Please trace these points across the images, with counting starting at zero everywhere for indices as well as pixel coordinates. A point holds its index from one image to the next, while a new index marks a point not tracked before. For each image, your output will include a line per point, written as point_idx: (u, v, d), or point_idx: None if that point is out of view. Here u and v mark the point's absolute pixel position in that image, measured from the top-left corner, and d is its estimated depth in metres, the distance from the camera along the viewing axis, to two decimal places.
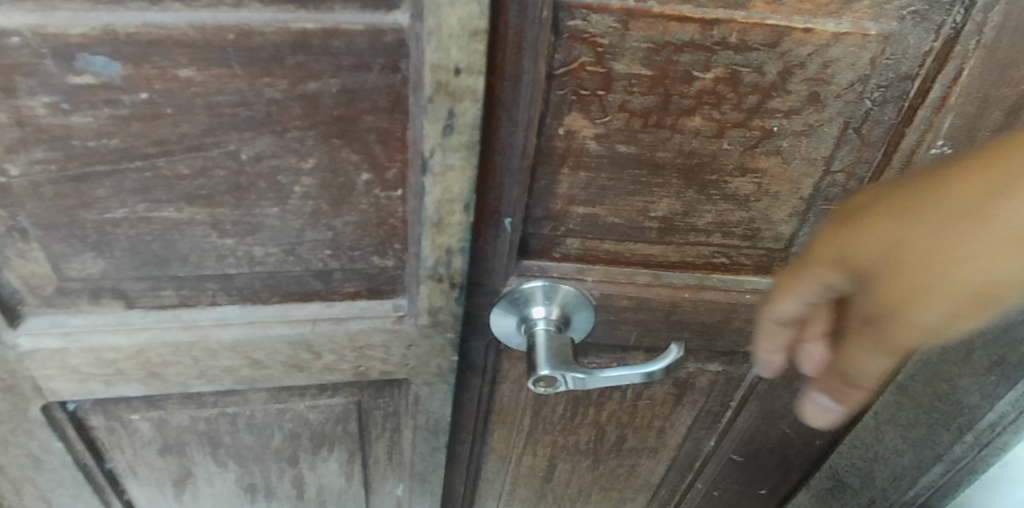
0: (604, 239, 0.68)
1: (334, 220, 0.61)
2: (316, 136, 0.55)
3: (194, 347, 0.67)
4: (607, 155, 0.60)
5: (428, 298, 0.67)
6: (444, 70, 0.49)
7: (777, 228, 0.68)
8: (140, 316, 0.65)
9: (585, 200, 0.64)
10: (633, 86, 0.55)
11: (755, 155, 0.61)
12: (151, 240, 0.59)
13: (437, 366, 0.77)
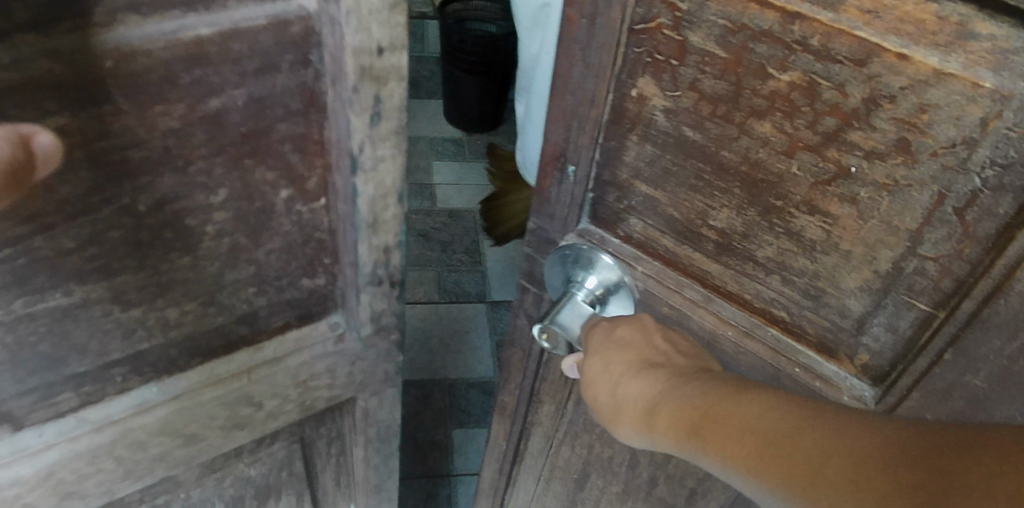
0: (664, 236, 0.42)
1: (256, 252, 0.45)
2: (226, 160, 0.39)
3: (115, 447, 0.47)
4: (675, 135, 0.37)
5: (371, 307, 0.53)
6: (367, 54, 0.38)
7: (846, 299, 0.36)
8: (37, 434, 0.43)
9: (649, 180, 0.40)
10: (709, 69, 0.33)
11: (826, 193, 0.33)
12: (38, 341, 0.39)
13: (384, 374, 0.62)
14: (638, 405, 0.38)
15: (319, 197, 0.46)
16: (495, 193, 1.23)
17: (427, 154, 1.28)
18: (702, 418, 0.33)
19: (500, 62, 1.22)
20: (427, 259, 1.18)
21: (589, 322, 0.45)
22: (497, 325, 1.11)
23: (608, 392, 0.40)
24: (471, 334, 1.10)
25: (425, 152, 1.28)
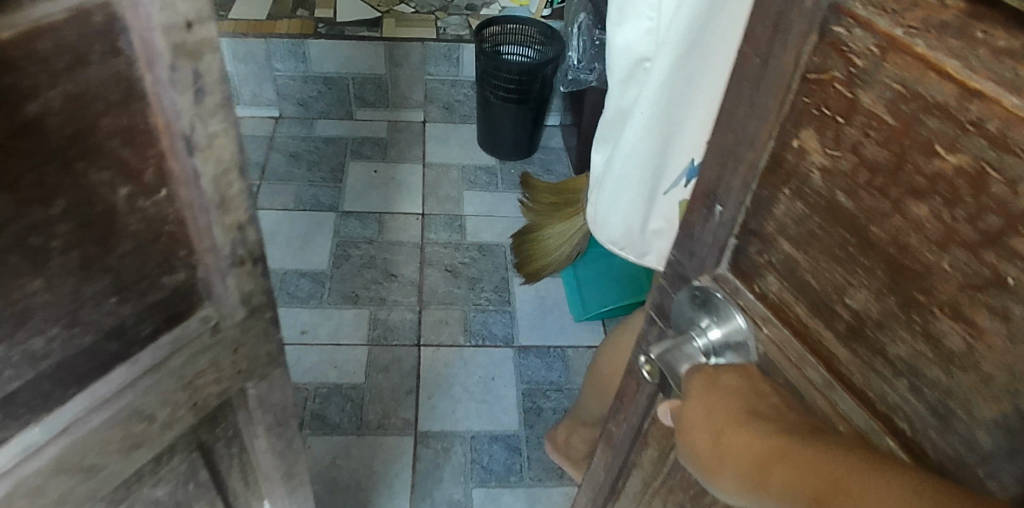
0: (794, 302, 0.26)
1: (111, 260, 0.27)
2: (59, 169, 0.23)
3: (13, 496, 0.28)
4: (802, 190, 0.24)
5: (236, 290, 0.33)
6: (178, 31, 0.24)
7: (975, 432, 0.19)
8: None
9: (794, 234, 0.25)
10: (873, 134, 0.20)
11: (977, 303, 0.18)
12: None
13: (268, 355, 0.39)
14: (741, 457, 0.24)
15: (164, 188, 0.27)
16: (527, 221, 1.12)
17: (459, 184, 1.17)
18: (830, 483, 0.20)
19: (535, 89, 1.14)
20: (452, 295, 0.99)
21: (690, 367, 0.29)
22: (526, 374, 0.90)
23: (708, 437, 0.26)
24: (497, 382, 0.89)
25: (457, 180, 1.18)
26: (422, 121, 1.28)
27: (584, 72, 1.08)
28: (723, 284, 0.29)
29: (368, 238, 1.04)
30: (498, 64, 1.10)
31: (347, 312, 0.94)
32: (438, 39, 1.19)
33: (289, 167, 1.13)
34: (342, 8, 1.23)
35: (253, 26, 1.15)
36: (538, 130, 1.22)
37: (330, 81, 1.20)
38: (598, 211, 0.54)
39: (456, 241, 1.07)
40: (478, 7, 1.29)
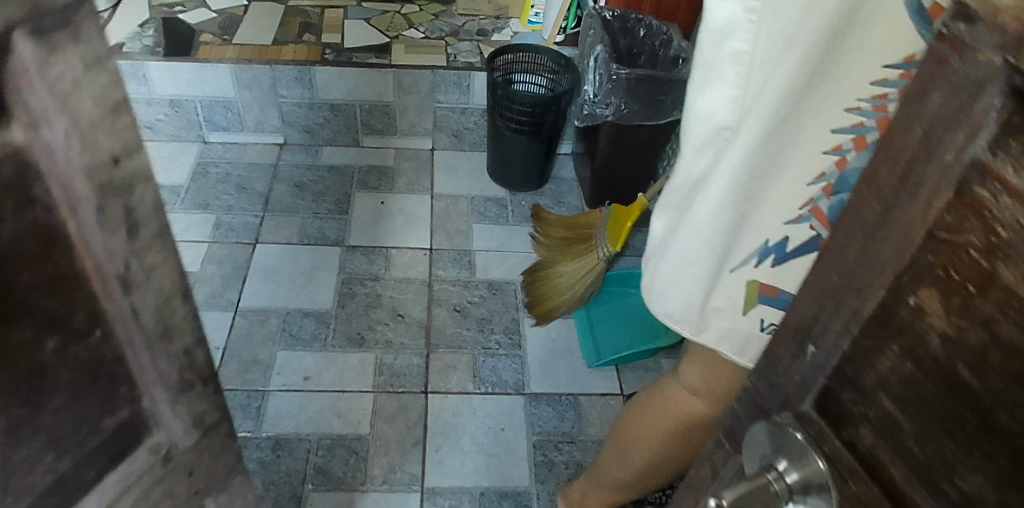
0: (891, 468, 0.22)
1: (45, 418, 0.26)
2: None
3: None
4: (914, 349, 0.20)
5: (184, 411, 0.34)
6: (106, 167, 0.23)
7: None
8: None
9: (902, 395, 0.21)
10: (1010, 315, 0.17)
11: None
12: None
13: (226, 465, 0.41)
14: None
15: (98, 330, 0.27)
16: (538, 258, 1.09)
17: (468, 216, 1.14)
18: None
19: (548, 122, 1.11)
20: (461, 338, 0.95)
21: None
22: (537, 425, 0.87)
23: None
24: (507, 433, 0.85)
25: (465, 212, 1.15)
26: (430, 149, 1.25)
27: (601, 106, 1.06)
28: (808, 425, 0.25)
29: (374, 275, 1.01)
30: (512, 96, 1.07)
31: (352, 355, 0.90)
32: (448, 67, 1.16)
33: (293, 197, 1.10)
34: (349, 34, 1.20)
35: (258, 52, 1.12)
36: (550, 162, 1.19)
37: (337, 107, 1.17)
38: (653, 281, 0.50)
39: (465, 278, 1.04)
40: (489, 32, 1.27)
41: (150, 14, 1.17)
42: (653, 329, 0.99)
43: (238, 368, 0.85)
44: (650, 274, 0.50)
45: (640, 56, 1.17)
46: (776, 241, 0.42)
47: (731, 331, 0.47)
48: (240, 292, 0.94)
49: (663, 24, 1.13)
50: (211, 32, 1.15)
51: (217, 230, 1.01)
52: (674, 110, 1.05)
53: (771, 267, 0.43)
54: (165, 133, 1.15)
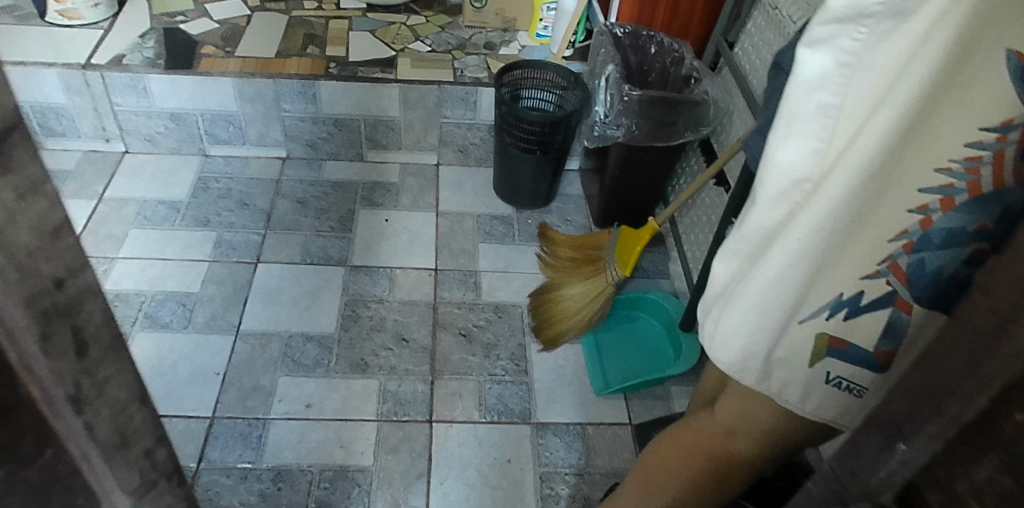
0: None
1: None
2: None
3: None
4: (1017, 464, 0.16)
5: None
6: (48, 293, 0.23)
7: None
8: None
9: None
10: None
11: None
12: None
13: None
14: None
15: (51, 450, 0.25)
16: (545, 279, 1.07)
17: (473, 235, 1.12)
18: None
19: (557, 141, 1.09)
20: (466, 365, 0.94)
21: None
22: (544, 456, 0.85)
23: None
24: (514, 465, 0.83)
25: (471, 231, 1.13)
26: (435, 165, 1.23)
27: (612, 127, 1.05)
28: None
29: (378, 297, 0.99)
30: (521, 115, 1.05)
31: (355, 382, 0.88)
32: (455, 83, 1.14)
33: (296, 214, 1.07)
34: (354, 46, 1.18)
35: (261, 65, 1.09)
36: (557, 180, 1.17)
37: (341, 122, 1.14)
38: (711, 330, 0.46)
39: (470, 301, 1.02)
40: (497, 46, 1.26)
41: (151, 24, 1.14)
42: (662, 360, 0.98)
43: (238, 394, 0.83)
44: (710, 320, 0.46)
45: (651, 73, 1.16)
46: (849, 294, 0.38)
47: (794, 388, 0.42)
48: (241, 315, 0.91)
49: (675, 42, 1.11)
50: (213, 43, 1.13)
51: (217, 248, 0.98)
52: (685, 131, 1.05)
53: (842, 322, 0.39)
54: (166, 146, 1.12)
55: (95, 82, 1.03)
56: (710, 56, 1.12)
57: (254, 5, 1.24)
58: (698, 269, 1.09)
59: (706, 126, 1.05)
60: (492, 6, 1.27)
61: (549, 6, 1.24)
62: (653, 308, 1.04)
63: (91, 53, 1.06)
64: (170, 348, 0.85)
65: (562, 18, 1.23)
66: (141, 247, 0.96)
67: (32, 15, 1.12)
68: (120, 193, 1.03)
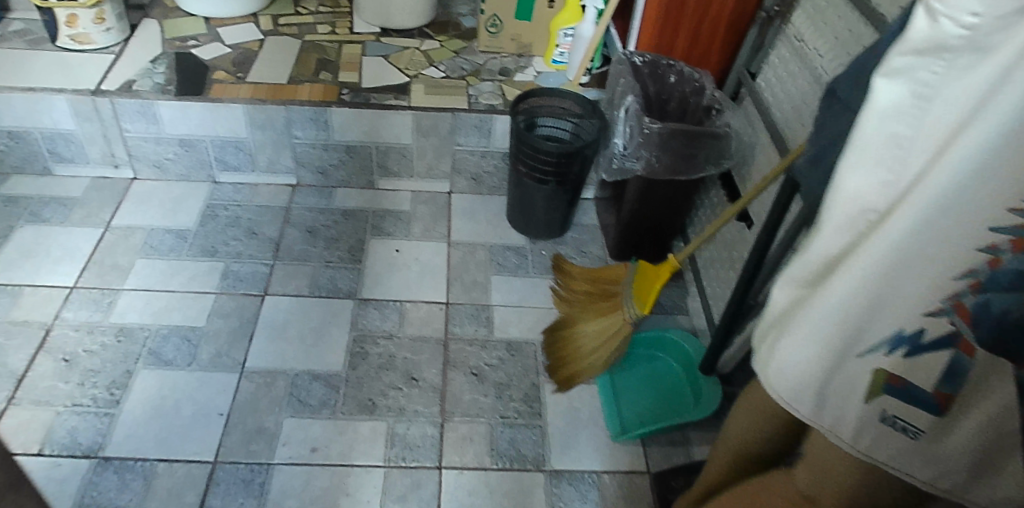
0: None
1: None
2: None
3: None
4: None
5: None
6: None
7: None
8: None
9: None
10: None
11: None
12: None
13: None
14: None
15: None
16: (559, 313, 1.04)
17: (486, 267, 1.09)
18: None
19: (574, 172, 1.06)
20: (478, 405, 0.90)
21: None
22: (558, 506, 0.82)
23: None
24: None
25: (484, 262, 1.10)
26: (448, 193, 1.20)
27: (631, 160, 1.03)
28: None
29: (387, 332, 0.96)
30: (536, 146, 1.02)
31: (362, 424, 0.85)
32: (469, 110, 1.12)
33: (305, 244, 1.05)
34: (367, 72, 1.16)
35: (272, 91, 1.07)
36: (572, 210, 1.14)
37: (353, 149, 1.12)
38: (768, 355, 0.46)
39: (482, 337, 0.99)
40: (512, 72, 1.23)
41: (163, 48, 1.13)
42: (680, 404, 0.95)
43: (241, 436, 0.79)
44: (766, 347, 0.47)
45: (670, 101, 1.12)
46: (910, 328, 0.38)
47: (847, 424, 0.42)
48: (246, 352, 0.88)
49: (696, 71, 1.08)
50: (224, 68, 1.11)
51: (224, 280, 0.96)
52: (706, 165, 1.02)
53: (902, 358, 0.38)
54: (175, 173, 1.10)
55: (105, 108, 1.02)
56: (731, 87, 1.11)
57: (266, 29, 1.22)
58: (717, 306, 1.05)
59: (727, 159, 1.01)
60: (508, 31, 1.25)
61: (566, 31, 1.21)
62: (672, 349, 1.02)
63: (101, 79, 1.04)
64: (173, 386, 0.82)
65: (579, 45, 1.19)
66: (147, 278, 0.93)
67: (44, 39, 1.11)
68: (127, 221, 1.01)
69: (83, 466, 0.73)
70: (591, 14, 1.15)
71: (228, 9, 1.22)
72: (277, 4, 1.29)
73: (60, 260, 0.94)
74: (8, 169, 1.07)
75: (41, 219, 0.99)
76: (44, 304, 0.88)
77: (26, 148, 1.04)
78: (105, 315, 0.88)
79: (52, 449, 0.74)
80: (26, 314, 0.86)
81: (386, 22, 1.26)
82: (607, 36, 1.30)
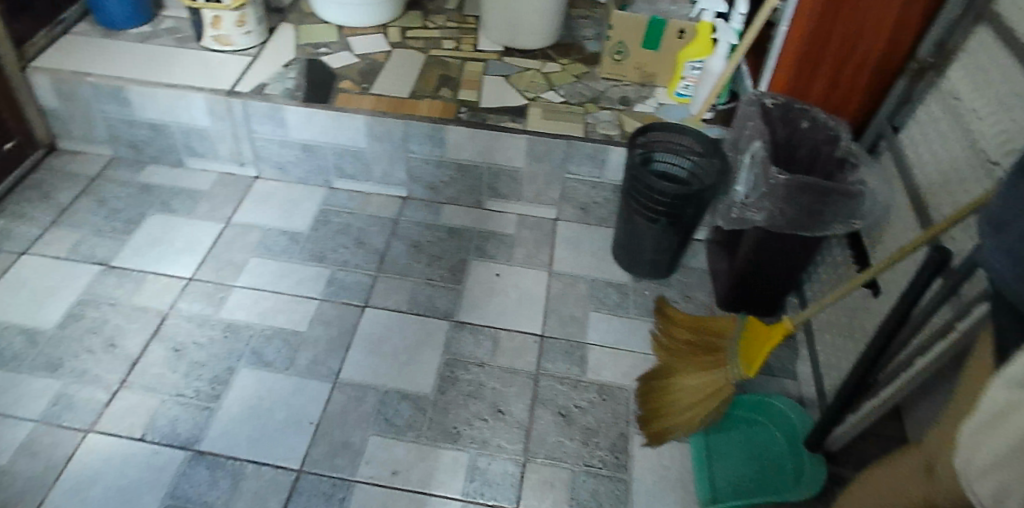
0: None
1: None
2: None
3: None
4: None
5: None
6: None
7: None
8: None
9: None
10: None
11: None
12: None
13: None
14: None
15: None
16: (656, 361, 0.98)
17: (585, 301, 1.06)
18: None
19: (688, 214, 1.00)
20: (562, 449, 0.87)
21: None
22: None
23: None
24: None
25: (584, 297, 1.06)
26: (554, 220, 1.17)
27: (751, 211, 0.95)
28: None
29: (479, 360, 0.94)
30: (651, 184, 0.97)
31: (444, 452, 0.83)
32: (585, 139, 1.09)
33: (408, 258, 1.05)
34: (486, 91, 1.16)
35: (393, 105, 1.09)
36: (681, 252, 1.08)
37: (465, 168, 1.12)
38: (973, 461, 0.40)
39: (574, 376, 0.95)
40: (632, 102, 1.19)
41: (296, 54, 1.18)
42: (778, 477, 0.87)
43: (327, 449, 0.80)
44: (975, 452, 0.40)
45: (800, 148, 1.03)
46: None
47: None
48: (341, 363, 0.89)
49: (833, 119, 0.98)
50: (350, 78, 1.14)
51: (328, 287, 0.98)
52: (832, 222, 0.92)
53: None
54: (294, 175, 1.14)
55: (238, 109, 1.07)
56: (868, 138, 1.04)
57: (394, 41, 1.25)
58: (831, 377, 0.97)
59: (859, 219, 0.92)
60: (633, 60, 1.21)
61: (694, 64, 1.15)
62: (776, 418, 0.93)
63: (238, 80, 1.09)
64: (270, 389, 0.84)
65: (706, 79, 1.13)
66: (258, 277, 0.97)
67: (191, 38, 1.19)
68: (246, 219, 1.06)
69: (178, 458, 0.76)
70: (724, 48, 1.09)
71: (361, 19, 1.25)
72: (406, 17, 1.32)
73: (182, 250, 0.99)
74: (147, 158, 1.14)
75: (171, 209, 1.06)
76: (163, 292, 0.93)
77: (164, 139, 1.11)
78: (216, 309, 0.92)
79: (153, 436, 0.77)
80: (145, 300, 0.92)
81: (510, 42, 1.26)
82: (736, 72, 1.23)
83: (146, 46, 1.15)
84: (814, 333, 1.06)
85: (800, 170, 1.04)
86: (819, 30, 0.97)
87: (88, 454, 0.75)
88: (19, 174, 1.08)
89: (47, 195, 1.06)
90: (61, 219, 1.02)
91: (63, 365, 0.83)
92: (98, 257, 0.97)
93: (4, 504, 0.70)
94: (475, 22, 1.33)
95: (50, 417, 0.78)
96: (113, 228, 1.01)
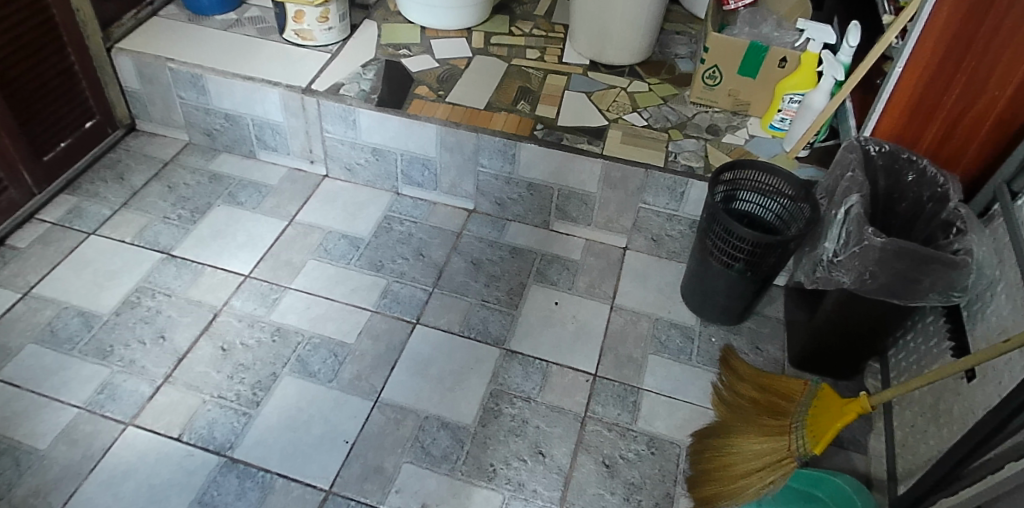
0: None
1: None
2: None
3: None
4: None
5: None
6: None
7: None
8: None
9: None
10: None
11: None
12: None
13: None
14: None
15: None
16: (715, 418, 0.90)
17: (646, 343, 0.99)
18: None
19: (769, 263, 0.90)
20: (601, 503, 0.81)
21: None
22: None
23: None
24: None
25: (645, 337, 1.00)
26: (623, 248, 1.11)
27: (839, 271, 0.86)
28: None
29: (526, 394, 0.90)
30: (731, 227, 0.88)
31: (478, 490, 0.79)
32: (665, 169, 1.02)
33: (467, 276, 1.03)
34: (566, 108, 1.10)
35: (468, 116, 1.06)
36: (756, 301, 0.99)
37: (534, 187, 1.08)
38: None
39: (624, 424, 0.89)
40: (721, 131, 1.11)
41: (376, 55, 1.16)
42: None
43: (359, 472, 0.79)
44: None
45: (901, 202, 0.93)
46: None
47: None
48: (385, 381, 0.88)
49: (943, 174, 0.88)
50: (428, 84, 1.11)
51: (382, 299, 0.97)
52: (930, 292, 0.82)
53: None
54: (363, 178, 1.13)
55: (312, 107, 1.06)
56: (982, 199, 0.90)
57: (477, 47, 1.21)
58: (908, 463, 0.86)
59: (959, 293, 0.81)
60: (726, 86, 1.12)
61: (793, 96, 1.06)
62: (838, 495, 0.84)
63: (315, 77, 1.09)
64: (311, 401, 0.84)
65: (804, 114, 1.04)
66: (312, 281, 0.98)
67: (273, 29, 1.19)
68: (309, 219, 1.07)
69: (212, 463, 0.77)
70: (828, 83, 1.01)
71: (444, 21, 1.22)
72: (492, 22, 1.28)
73: (243, 245, 1.02)
74: (221, 146, 1.17)
75: (237, 202, 1.08)
76: (218, 288, 0.96)
77: (238, 130, 1.13)
78: (268, 311, 0.93)
79: (189, 437, 0.79)
80: (200, 295, 0.94)
81: (597, 55, 1.20)
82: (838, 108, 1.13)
83: (228, 35, 1.16)
84: (894, 408, 0.95)
85: (899, 226, 0.94)
86: (939, 77, 0.88)
87: (124, 447, 0.78)
88: (99, 152, 1.13)
89: (121, 177, 1.10)
90: (132, 202, 1.06)
91: (113, 352, 0.87)
92: (161, 245, 1.00)
93: (40, 488, 0.73)
94: (563, 31, 1.28)
95: (93, 405, 0.81)
96: (180, 216, 1.04)
